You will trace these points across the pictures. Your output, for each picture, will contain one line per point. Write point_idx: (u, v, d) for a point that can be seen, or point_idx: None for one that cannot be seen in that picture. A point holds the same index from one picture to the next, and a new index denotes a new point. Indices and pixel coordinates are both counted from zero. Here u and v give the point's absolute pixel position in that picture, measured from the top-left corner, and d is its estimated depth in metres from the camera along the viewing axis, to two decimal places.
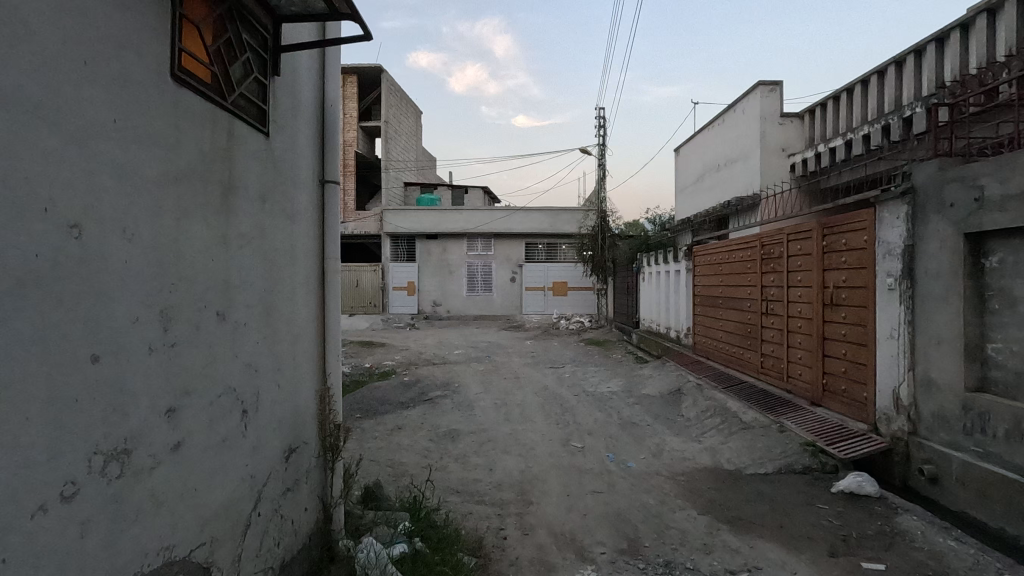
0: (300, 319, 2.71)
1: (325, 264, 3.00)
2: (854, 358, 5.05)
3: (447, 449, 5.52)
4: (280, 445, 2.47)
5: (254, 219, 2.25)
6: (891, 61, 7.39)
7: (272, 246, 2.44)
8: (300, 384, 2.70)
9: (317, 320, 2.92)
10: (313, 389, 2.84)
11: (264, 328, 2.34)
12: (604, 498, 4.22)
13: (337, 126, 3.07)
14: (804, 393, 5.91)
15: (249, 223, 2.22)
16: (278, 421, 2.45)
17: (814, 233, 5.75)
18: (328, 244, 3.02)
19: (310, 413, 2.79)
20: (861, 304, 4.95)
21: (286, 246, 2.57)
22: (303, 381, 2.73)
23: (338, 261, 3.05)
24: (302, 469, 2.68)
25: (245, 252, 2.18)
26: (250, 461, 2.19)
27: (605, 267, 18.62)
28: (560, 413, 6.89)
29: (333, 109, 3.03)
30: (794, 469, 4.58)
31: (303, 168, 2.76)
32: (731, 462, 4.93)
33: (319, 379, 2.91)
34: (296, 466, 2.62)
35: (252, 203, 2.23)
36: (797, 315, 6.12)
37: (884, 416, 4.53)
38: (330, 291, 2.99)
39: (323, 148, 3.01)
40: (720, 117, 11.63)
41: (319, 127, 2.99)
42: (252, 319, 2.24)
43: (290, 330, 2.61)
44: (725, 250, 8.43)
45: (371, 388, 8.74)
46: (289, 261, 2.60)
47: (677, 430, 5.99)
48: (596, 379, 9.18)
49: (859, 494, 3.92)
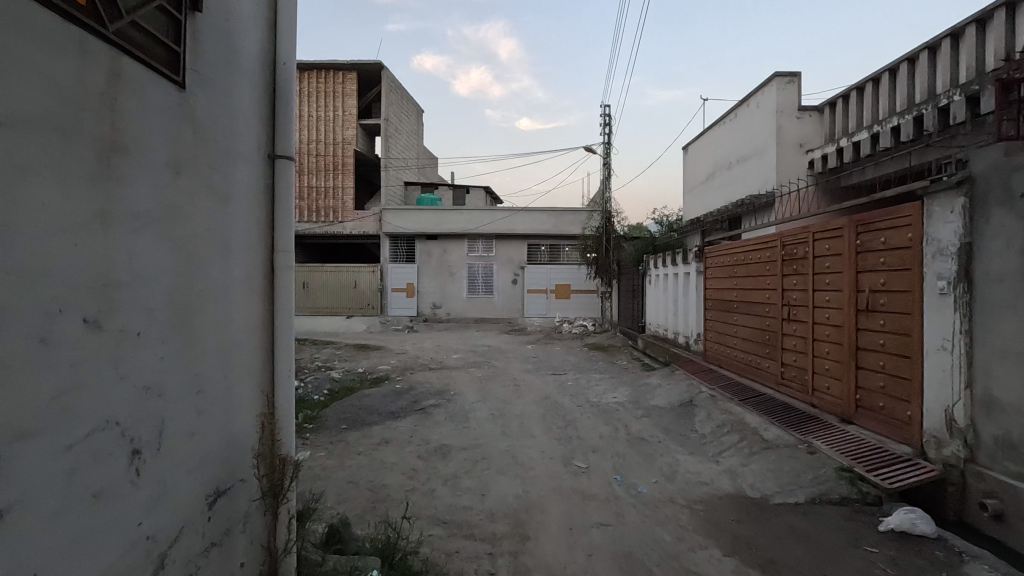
0: (236, 326, 2.16)
1: (275, 259, 2.46)
2: (894, 371, 4.48)
3: (436, 469, 4.97)
4: (202, 489, 1.92)
5: (161, 196, 1.71)
6: (925, 47, 6.83)
7: (194, 233, 1.89)
8: (236, 408, 2.15)
9: (262, 328, 2.38)
10: (255, 412, 2.29)
11: (178, 339, 1.80)
12: (611, 533, 3.66)
13: (291, 90, 2.53)
14: (833, 409, 5.33)
15: (152, 201, 1.68)
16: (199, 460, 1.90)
17: (845, 231, 5.18)
18: (279, 235, 2.48)
19: (250, 444, 2.24)
20: (903, 310, 4.38)
21: (217, 233, 2.03)
22: (240, 404, 2.18)
23: (292, 256, 2.51)
24: (236, 516, 2.13)
25: (144, 238, 1.64)
26: (150, 517, 1.64)
27: (610, 270, 18.06)
28: (562, 426, 6.34)
29: (287, 69, 2.50)
30: (829, 499, 4.00)
31: (243, 139, 2.22)
32: (755, 487, 4.35)
33: (263, 401, 2.36)
34: (226, 514, 2.06)
35: (162, 179, 1.71)
36: (824, 322, 5.54)
37: (934, 439, 3.96)
38: (280, 292, 2.45)
39: (274, 117, 2.48)
40: (732, 112, 11.08)
41: (269, 91, 2.46)
42: (159, 325, 1.70)
43: (222, 340, 2.07)
44: (741, 251, 7.84)
45: (361, 395, 8.20)
46: (220, 253, 2.06)
47: (692, 449, 5.41)
48: (601, 388, 8.61)
49: (912, 534, 3.35)
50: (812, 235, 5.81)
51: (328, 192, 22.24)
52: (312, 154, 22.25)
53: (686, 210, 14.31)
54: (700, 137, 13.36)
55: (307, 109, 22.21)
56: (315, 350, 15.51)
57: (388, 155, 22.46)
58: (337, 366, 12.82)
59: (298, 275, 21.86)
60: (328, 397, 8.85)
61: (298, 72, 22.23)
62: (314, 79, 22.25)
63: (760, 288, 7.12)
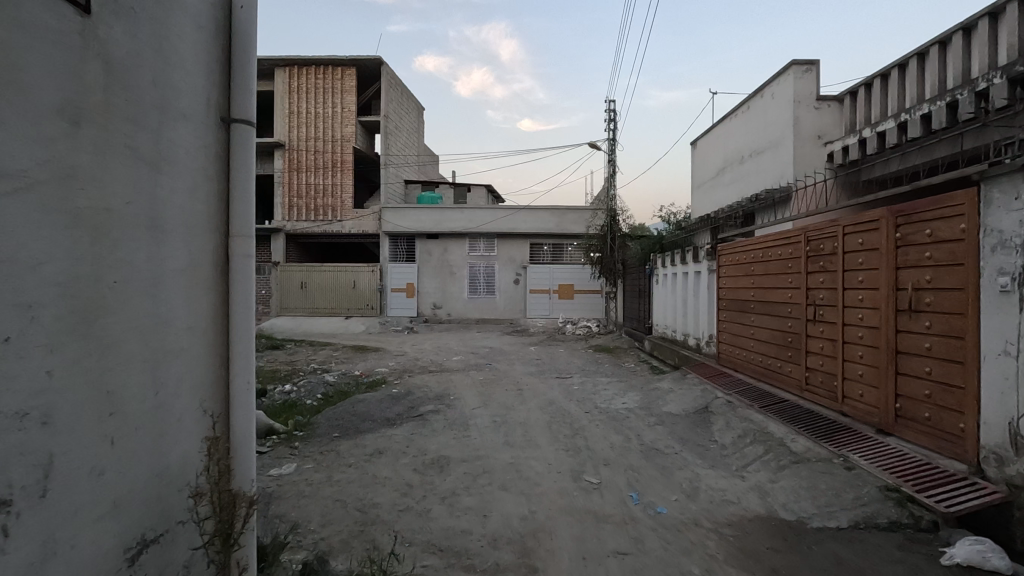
0: (170, 312, 1.86)
1: (229, 241, 2.16)
2: (941, 378, 4.02)
3: (433, 485, 4.53)
4: (118, 502, 1.62)
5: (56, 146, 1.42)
6: (958, 28, 6.46)
7: (108, 197, 1.60)
8: (168, 410, 1.84)
9: (207, 317, 2.07)
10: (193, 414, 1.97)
11: (85, 319, 1.51)
12: (631, 564, 3.20)
13: (251, 44, 2.21)
14: (868, 419, 4.86)
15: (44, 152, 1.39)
16: (113, 503, 1.61)
17: (883, 223, 4.71)
18: (235, 212, 2.18)
19: (184, 451, 1.93)
20: (954, 310, 3.92)
21: (142, 202, 1.73)
22: (172, 405, 1.87)
23: (249, 237, 2.20)
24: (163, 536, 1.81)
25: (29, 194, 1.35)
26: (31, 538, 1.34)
27: (614, 269, 17.61)
28: (569, 436, 5.88)
29: (245, 19, 2.18)
30: (876, 523, 3.53)
31: (182, 94, 1.92)
32: (788, 508, 3.90)
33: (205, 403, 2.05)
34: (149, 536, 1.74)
35: (57, 128, 1.42)
36: (856, 323, 5.08)
37: (994, 455, 3.49)
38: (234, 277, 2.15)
39: (230, 75, 2.18)
40: (745, 104, 10.62)
41: (224, 43, 2.15)
42: (56, 350, 1.42)
43: (152, 324, 1.77)
44: (759, 248, 7.36)
45: (355, 400, 7.76)
46: (150, 224, 1.76)
47: (712, 461, 4.95)
48: (608, 393, 8.17)
49: (982, 570, 2.91)
50: (843, 228, 5.34)
51: (326, 190, 21.82)
52: (311, 152, 21.83)
53: (695, 208, 13.85)
54: (710, 131, 12.89)
55: (305, 105, 21.80)
56: (312, 352, 15.09)
57: (388, 153, 22.04)
58: (334, 368, 12.37)
59: (296, 275, 21.46)
60: (321, 402, 8.41)
61: (296, 69, 21.81)
62: (312, 75, 21.83)
63: (781, 287, 6.65)
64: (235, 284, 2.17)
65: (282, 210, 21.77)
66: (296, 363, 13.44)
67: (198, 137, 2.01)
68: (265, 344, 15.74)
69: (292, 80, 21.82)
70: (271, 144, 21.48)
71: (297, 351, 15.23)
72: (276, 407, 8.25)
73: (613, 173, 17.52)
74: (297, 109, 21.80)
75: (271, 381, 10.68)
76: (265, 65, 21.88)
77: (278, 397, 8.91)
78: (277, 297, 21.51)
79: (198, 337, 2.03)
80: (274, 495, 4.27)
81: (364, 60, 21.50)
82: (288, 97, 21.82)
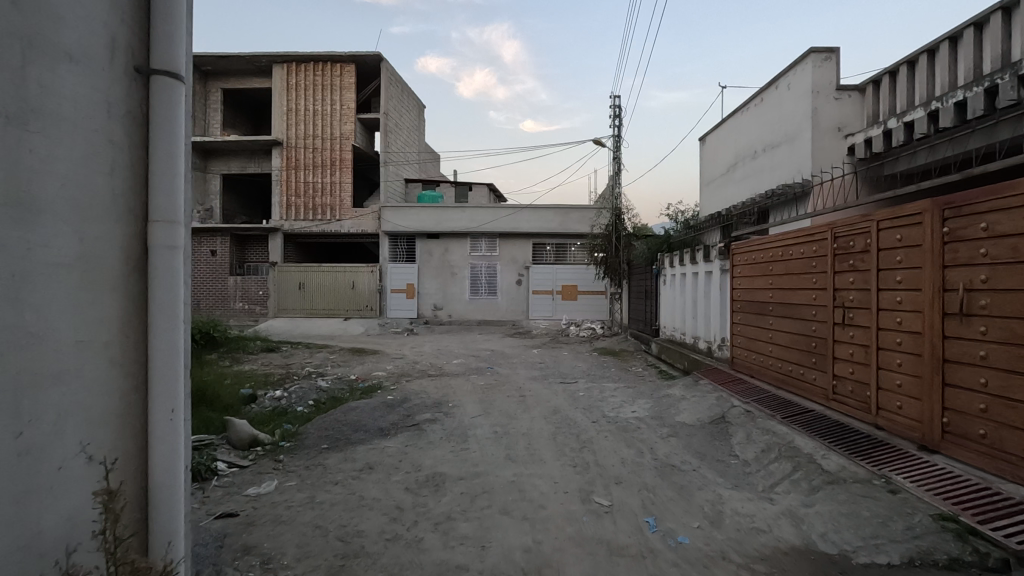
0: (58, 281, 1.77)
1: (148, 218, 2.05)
2: (1000, 390, 3.56)
3: (426, 507, 4.08)
4: None
5: None
6: (997, 8, 6.05)
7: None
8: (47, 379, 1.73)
9: (114, 296, 1.96)
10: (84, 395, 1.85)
11: None
12: None
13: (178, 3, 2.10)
14: (908, 434, 4.39)
15: None
16: None
17: (927, 216, 4.24)
18: (155, 185, 2.07)
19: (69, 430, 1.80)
20: (1017, 314, 3.45)
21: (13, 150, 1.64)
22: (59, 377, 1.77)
23: (174, 214, 2.10)
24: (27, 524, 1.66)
25: None
26: None
27: (620, 270, 17.13)
28: (577, 449, 5.43)
29: None
30: (933, 559, 3.04)
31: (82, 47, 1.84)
32: (828, 538, 3.43)
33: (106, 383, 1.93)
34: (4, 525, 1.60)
35: None
36: (893, 327, 4.60)
37: None
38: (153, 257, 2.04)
39: (154, 36, 2.07)
40: (758, 96, 10.18)
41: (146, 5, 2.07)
42: None
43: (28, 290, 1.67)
44: (777, 246, 6.88)
45: (347, 408, 7.31)
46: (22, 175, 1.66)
47: (735, 480, 4.50)
48: (617, 400, 7.70)
49: None
50: (877, 223, 4.86)
51: (325, 189, 21.40)
52: (309, 150, 21.41)
53: (704, 206, 13.39)
54: (721, 125, 12.43)
55: (303, 103, 21.39)
56: (308, 354, 14.65)
57: (388, 151, 21.62)
58: (329, 373, 11.91)
59: (293, 276, 21.11)
60: (313, 410, 7.95)
61: (294, 65, 21.41)
62: (311, 71, 21.43)
63: (803, 287, 6.17)
64: (157, 270, 2.06)
65: (280, 209, 21.36)
66: (291, 367, 12.99)
67: (107, 111, 1.95)
68: (260, 346, 15.30)
69: (290, 77, 21.42)
70: (269, 142, 21.07)
71: (293, 354, 14.79)
72: (264, 415, 7.79)
73: (618, 171, 17.05)
74: (295, 106, 21.40)
75: (263, 387, 10.22)
76: (263, 62, 21.48)
77: (267, 405, 8.45)
78: (274, 298, 21.14)
79: (116, 328, 1.97)
80: (248, 520, 3.81)
81: (363, 56, 21.09)
82: (286, 94, 21.42)
